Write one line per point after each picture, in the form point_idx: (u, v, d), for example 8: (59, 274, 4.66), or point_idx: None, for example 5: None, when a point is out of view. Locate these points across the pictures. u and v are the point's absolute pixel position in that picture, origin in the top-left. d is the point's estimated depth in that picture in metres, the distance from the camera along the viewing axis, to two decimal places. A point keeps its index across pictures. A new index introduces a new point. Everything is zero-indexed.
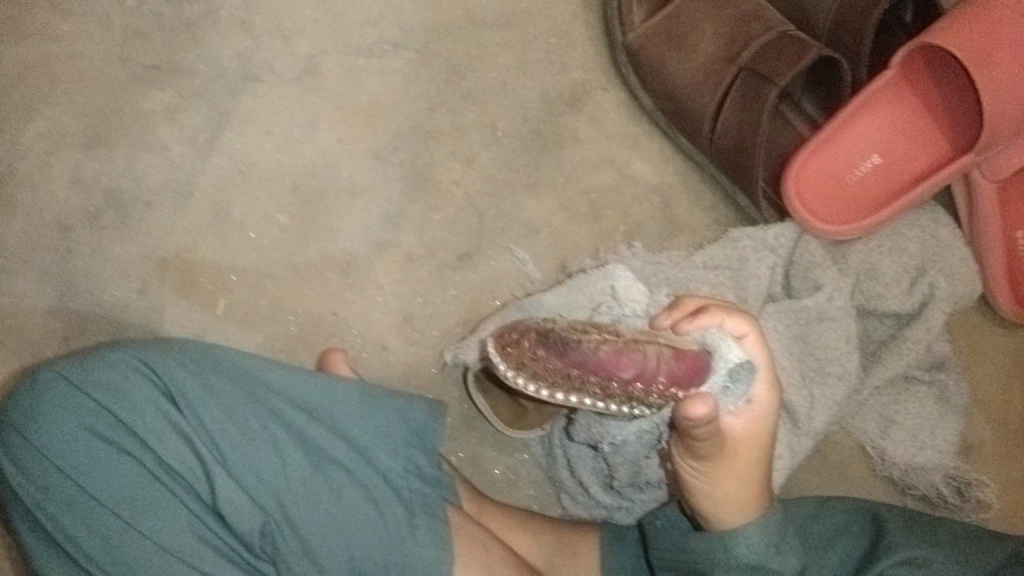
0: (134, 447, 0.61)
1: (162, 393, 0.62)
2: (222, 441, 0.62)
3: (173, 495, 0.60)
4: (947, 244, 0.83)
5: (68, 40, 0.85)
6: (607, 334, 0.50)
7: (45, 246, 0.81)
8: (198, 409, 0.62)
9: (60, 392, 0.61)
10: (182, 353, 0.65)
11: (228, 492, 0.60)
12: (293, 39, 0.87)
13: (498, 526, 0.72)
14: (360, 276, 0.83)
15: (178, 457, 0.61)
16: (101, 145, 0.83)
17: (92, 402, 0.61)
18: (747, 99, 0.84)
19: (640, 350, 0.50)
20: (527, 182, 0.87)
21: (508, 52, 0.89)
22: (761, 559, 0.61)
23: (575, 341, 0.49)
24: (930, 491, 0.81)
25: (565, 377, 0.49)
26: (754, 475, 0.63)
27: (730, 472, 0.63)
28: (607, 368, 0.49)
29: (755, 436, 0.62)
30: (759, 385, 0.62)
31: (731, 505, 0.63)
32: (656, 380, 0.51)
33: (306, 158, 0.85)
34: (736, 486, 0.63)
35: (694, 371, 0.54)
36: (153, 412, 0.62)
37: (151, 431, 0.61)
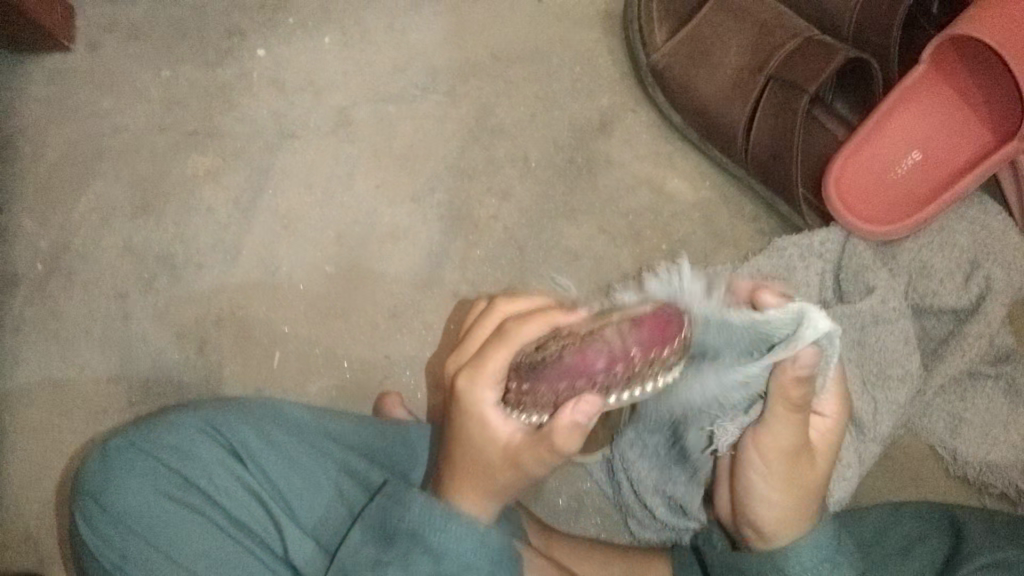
0: (204, 506, 0.62)
1: (227, 450, 0.64)
2: (289, 492, 0.63)
3: (245, 550, 0.61)
4: (1001, 234, 0.81)
5: (110, 116, 0.88)
6: (567, 339, 0.51)
7: (104, 316, 0.84)
8: (264, 463, 0.64)
9: (131, 458, 0.63)
10: (243, 411, 0.66)
11: (297, 543, 0.61)
12: (324, 93, 0.89)
13: (570, 560, 0.71)
14: (408, 318, 0.84)
15: (247, 513, 0.62)
16: (150, 213, 0.86)
17: (162, 465, 0.63)
18: (778, 107, 0.83)
19: (599, 336, 0.49)
20: (565, 210, 0.87)
21: (534, 84, 0.90)
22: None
23: (542, 364, 0.51)
24: (1010, 489, 0.77)
25: (559, 395, 0.51)
26: (809, 488, 0.61)
27: (788, 480, 0.60)
28: (582, 371, 0.49)
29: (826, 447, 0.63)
30: (830, 397, 0.63)
31: (784, 518, 0.60)
32: (633, 356, 0.49)
33: (346, 207, 0.87)
34: (791, 497, 0.60)
35: (663, 329, 0.49)
36: (221, 470, 0.63)
37: (221, 488, 0.63)
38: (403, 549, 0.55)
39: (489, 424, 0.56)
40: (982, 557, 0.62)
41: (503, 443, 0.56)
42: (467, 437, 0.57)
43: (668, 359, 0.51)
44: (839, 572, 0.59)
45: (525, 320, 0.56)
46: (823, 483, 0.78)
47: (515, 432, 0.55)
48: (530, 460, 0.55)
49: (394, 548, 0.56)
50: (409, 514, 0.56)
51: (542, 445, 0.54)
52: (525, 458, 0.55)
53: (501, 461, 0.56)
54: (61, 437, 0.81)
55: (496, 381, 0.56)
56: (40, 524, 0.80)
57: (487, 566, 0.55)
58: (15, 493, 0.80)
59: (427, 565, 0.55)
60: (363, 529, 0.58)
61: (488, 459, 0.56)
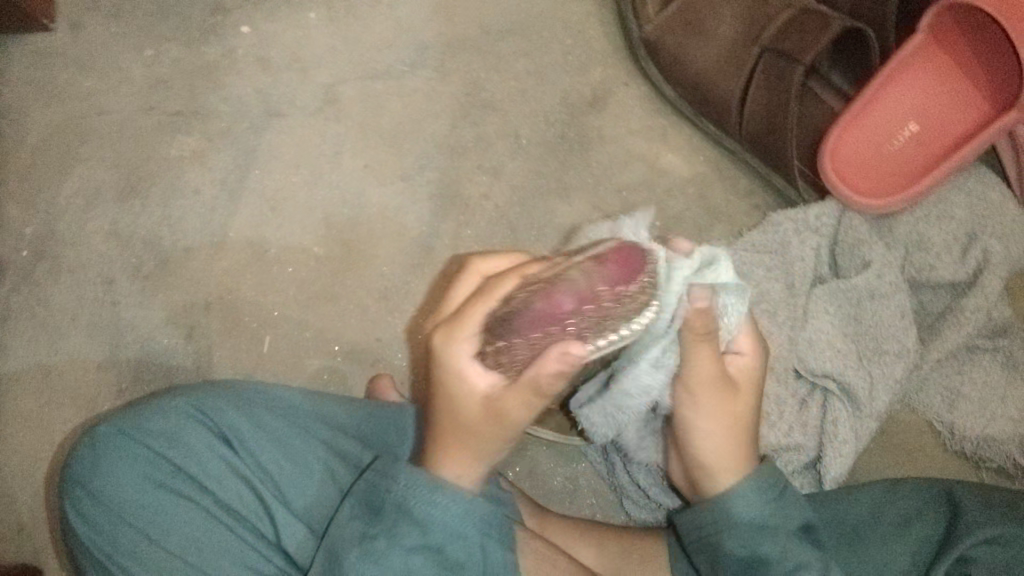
0: (194, 493, 0.61)
1: (216, 436, 0.63)
2: (280, 478, 0.63)
3: (237, 535, 0.60)
4: (998, 205, 0.80)
5: (93, 97, 0.86)
6: (533, 287, 0.51)
7: (92, 302, 0.83)
8: (255, 449, 0.63)
9: (119, 446, 0.62)
10: (232, 395, 0.65)
11: (289, 528, 0.61)
12: (311, 70, 0.87)
13: (564, 539, 0.71)
14: (399, 299, 0.83)
15: (237, 499, 0.62)
16: (136, 196, 0.85)
17: (150, 452, 0.62)
18: (773, 79, 0.81)
19: (566, 278, 0.49)
20: (556, 187, 0.86)
21: (524, 59, 0.88)
22: (764, 517, 0.57)
23: (510, 315, 0.50)
24: (1007, 463, 0.77)
25: (534, 346, 0.51)
26: (745, 424, 0.62)
27: (719, 413, 0.60)
28: (551, 315, 0.49)
29: (747, 384, 0.62)
30: (744, 332, 0.62)
31: (723, 457, 0.60)
32: (601, 293, 0.49)
33: (336, 188, 0.85)
34: (726, 432, 0.61)
35: (629, 266, 0.50)
36: (211, 456, 0.63)
37: (212, 475, 0.62)
38: (389, 522, 0.54)
39: (467, 379, 0.55)
40: (980, 532, 0.62)
41: (483, 398, 0.56)
42: (447, 392, 0.56)
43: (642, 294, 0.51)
44: (789, 519, 0.58)
45: (502, 276, 0.56)
46: (819, 460, 0.77)
47: (494, 382, 0.55)
48: (514, 411, 0.55)
49: (382, 521, 0.54)
50: (396, 486, 0.55)
51: (523, 394, 0.54)
52: (507, 409, 0.55)
53: (484, 417, 0.56)
54: (52, 425, 0.81)
55: (473, 335, 0.55)
56: (32, 512, 0.79)
57: (476, 536, 0.54)
58: (6, 482, 0.80)
59: (414, 536, 0.53)
60: (353, 503, 0.56)
61: (470, 415, 0.56)
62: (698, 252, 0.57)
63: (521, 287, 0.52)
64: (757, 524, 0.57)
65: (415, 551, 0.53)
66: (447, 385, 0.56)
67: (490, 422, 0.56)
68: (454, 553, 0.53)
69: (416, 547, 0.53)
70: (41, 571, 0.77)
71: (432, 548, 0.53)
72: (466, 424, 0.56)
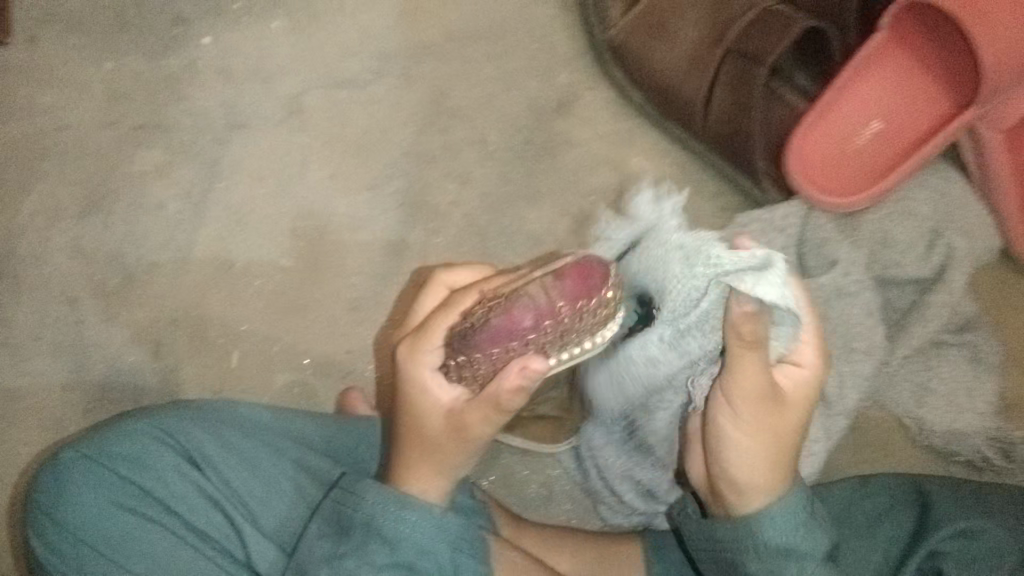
0: (162, 515, 0.61)
1: (182, 456, 0.62)
2: (249, 497, 0.62)
3: (205, 557, 0.60)
4: (961, 201, 0.81)
5: (52, 112, 0.85)
6: (490, 302, 0.52)
7: (56, 321, 0.81)
8: (222, 469, 0.62)
9: (83, 470, 0.61)
10: (197, 413, 0.64)
11: (259, 547, 0.60)
12: (274, 80, 0.86)
13: (537, 547, 0.71)
14: (369, 310, 0.83)
15: (205, 519, 0.61)
16: (98, 212, 0.84)
17: (115, 475, 0.61)
18: (736, 81, 0.81)
19: (525, 295, 0.50)
20: (525, 193, 0.86)
21: (489, 64, 0.88)
22: (790, 542, 0.58)
23: (470, 331, 0.52)
24: (975, 456, 0.78)
25: (495, 359, 0.53)
26: (788, 442, 0.60)
27: (761, 431, 0.59)
28: (510, 332, 0.50)
29: (798, 397, 0.60)
30: (806, 343, 0.60)
31: (761, 473, 0.59)
32: (559, 309, 0.50)
33: (302, 198, 0.85)
34: (766, 449, 0.59)
35: (589, 279, 0.50)
36: (177, 477, 0.62)
37: (179, 497, 0.61)
38: (358, 540, 0.55)
39: (430, 390, 0.58)
40: (952, 526, 0.63)
41: (446, 408, 0.58)
42: (412, 406, 0.58)
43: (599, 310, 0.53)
44: (814, 542, 0.58)
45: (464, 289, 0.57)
46: (791, 459, 0.78)
47: (457, 396, 0.57)
48: (475, 422, 0.57)
49: (349, 540, 0.55)
50: (363, 505, 0.56)
51: (484, 407, 0.56)
52: (469, 420, 0.57)
53: (447, 428, 0.58)
54: (18, 447, 0.79)
55: (436, 348, 0.57)
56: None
57: (445, 551, 0.55)
58: None
59: (383, 554, 0.54)
60: (320, 523, 0.57)
61: (433, 426, 0.58)
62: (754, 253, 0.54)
63: (478, 302, 0.54)
64: (781, 548, 0.57)
65: (385, 568, 0.54)
66: (412, 396, 0.58)
67: (452, 435, 0.58)
68: (425, 568, 0.55)
69: (385, 565, 0.54)
70: None
71: (402, 565, 0.54)
72: (430, 435, 0.58)
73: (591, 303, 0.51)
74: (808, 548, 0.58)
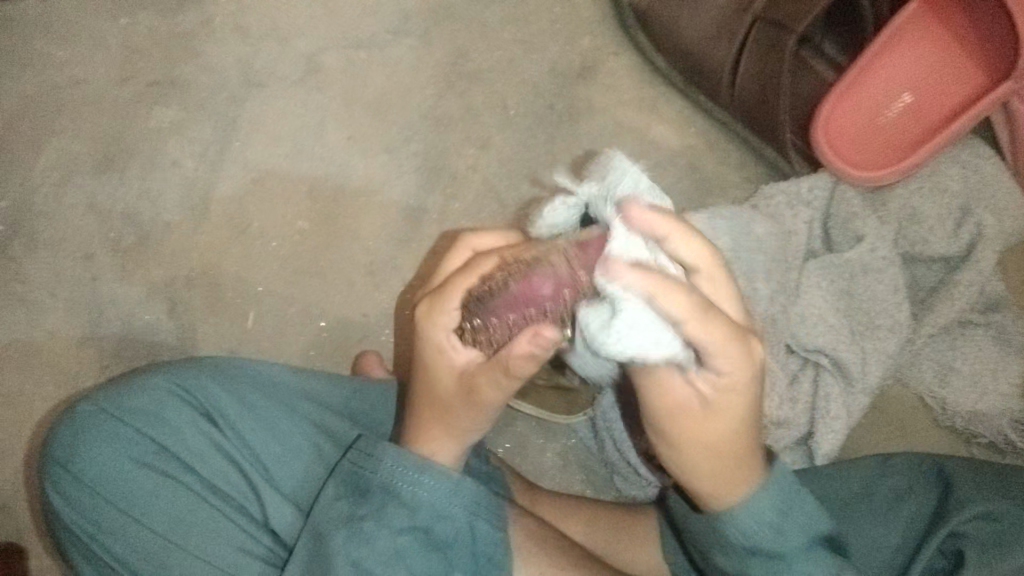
0: (179, 472, 0.61)
1: (201, 414, 0.62)
2: (267, 458, 0.62)
3: (223, 513, 0.60)
4: (993, 178, 0.79)
5: (68, 67, 0.84)
6: (511, 267, 0.51)
7: (70, 278, 0.81)
8: (242, 428, 0.62)
9: (102, 426, 0.61)
10: (216, 371, 0.64)
11: (277, 507, 0.60)
12: (292, 39, 0.85)
13: (549, 513, 0.70)
14: (386, 274, 0.82)
15: (223, 477, 0.61)
16: (114, 169, 0.82)
17: (134, 431, 0.61)
18: (765, 50, 0.80)
19: (547, 263, 0.49)
20: (545, 159, 0.84)
21: (511, 28, 0.86)
22: (758, 541, 0.53)
23: (488, 295, 0.51)
24: (998, 438, 0.76)
25: (510, 327, 0.51)
26: (726, 449, 0.53)
27: (689, 439, 0.53)
28: (527, 297, 0.49)
29: (724, 406, 0.52)
30: (721, 357, 0.49)
31: (703, 482, 0.54)
32: (582, 279, 0.49)
33: (319, 159, 0.83)
34: (701, 461, 0.53)
35: (609, 254, 0.49)
36: (196, 434, 0.62)
37: (197, 455, 0.61)
38: (377, 504, 0.55)
39: (445, 351, 0.57)
40: (970, 509, 0.61)
41: (459, 369, 0.57)
42: (428, 366, 0.58)
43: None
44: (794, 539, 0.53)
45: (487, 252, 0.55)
46: (811, 436, 0.77)
47: (473, 357, 0.57)
48: (488, 388, 0.56)
49: (368, 503, 0.55)
50: (382, 467, 0.56)
51: (495, 370, 0.55)
52: (480, 384, 0.56)
53: (458, 390, 0.57)
54: (31, 404, 0.79)
55: (452, 311, 0.55)
56: (12, 492, 0.78)
57: (463, 517, 0.55)
58: None
59: (403, 517, 0.54)
60: (337, 483, 0.56)
61: (444, 389, 0.58)
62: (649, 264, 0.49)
63: (500, 267, 0.52)
64: (751, 548, 0.53)
65: (404, 532, 0.54)
66: (427, 358, 0.58)
67: (463, 399, 0.57)
68: (443, 533, 0.54)
69: (405, 527, 0.54)
70: (24, 551, 0.76)
71: (421, 529, 0.54)
72: (441, 395, 0.58)
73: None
74: (779, 548, 0.53)
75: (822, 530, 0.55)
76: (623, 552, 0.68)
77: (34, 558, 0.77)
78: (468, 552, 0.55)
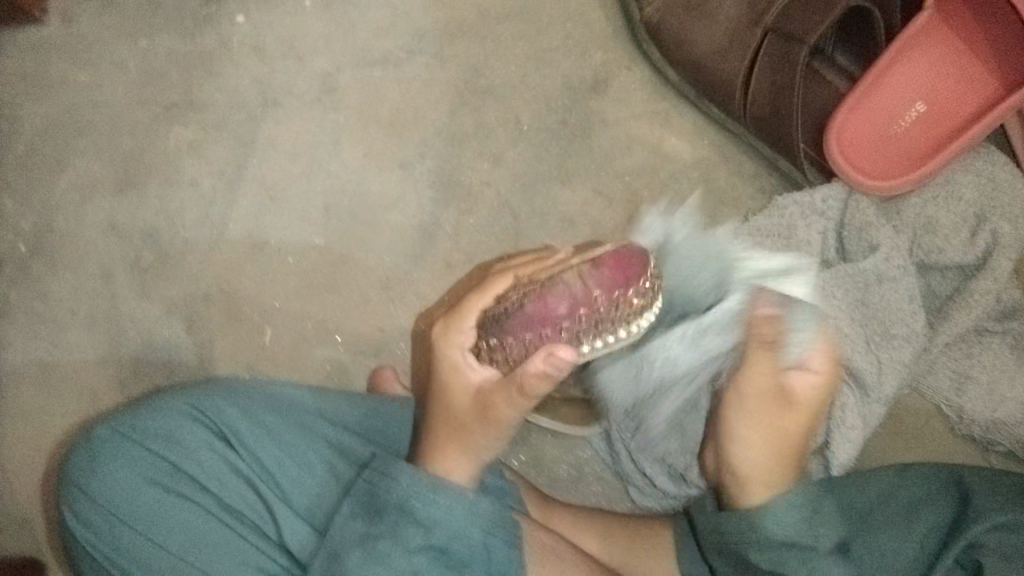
0: (194, 492, 0.62)
1: (216, 435, 0.63)
2: (281, 476, 0.62)
3: (238, 535, 0.61)
4: (1008, 185, 0.79)
5: (88, 89, 0.85)
6: (526, 288, 0.53)
7: (92, 296, 0.82)
8: (256, 448, 0.63)
9: (118, 446, 0.62)
10: (230, 392, 0.65)
11: (292, 527, 0.61)
12: (308, 58, 0.86)
13: (566, 527, 0.70)
14: (401, 289, 0.83)
15: (238, 497, 0.62)
16: (133, 189, 0.84)
17: (149, 452, 0.62)
18: (778, 60, 0.80)
19: (562, 282, 0.51)
20: (557, 173, 0.85)
21: (524, 43, 0.86)
22: (794, 536, 0.58)
23: (506, 315, 0.53)
24: (1017, 447, 0.76)
25: (527, 344, 0.53)
26: (792, 447, 0.61)
27: (767, 428, 0.61)
28: (544, 316, 0.51)
29: (807, 405, 0.60)
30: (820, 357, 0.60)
31: (759, 472, 0.61)
32: (595, 298, 0.50)
33: (335, 177, 0.84)
34: (769, 451, 0.61)
35: (627, 269, 0.50)
36: (211, 455, 0.63)
37: (211, 474, 0.62)
38: (391, 523, 0.55)
39: (462, 370, 0.59)
40: (991, 517, 0.61)
41: (474, 387, 0.59)
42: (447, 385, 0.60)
43: (637, 301, 0.52)
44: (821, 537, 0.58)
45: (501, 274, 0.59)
46: (827, 446, 0.77)
47: (487, 376, 0.58)
48: (503, 407, 0.58)
49: (383, 523, 0.55)
50: (396, 487, 0.56)
51: (509, 389, 0.56)
52: (495, 401, 0.58)
53: (474, 409, 0.59)
54: (53, 421, 0.80)
55: (468, 329, 0.58)
56: (35, 508, 0.79)
57: (478, 535, 0.56)
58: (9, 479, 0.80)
59: (418, 536, 0.55)
60: (352, 503, 0.57)
61: (461, 407, 0.59)
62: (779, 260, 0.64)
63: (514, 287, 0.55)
64: (786, 541, 0.58)
65: (420, 552, 0.55)
66: (443, 378, 0.60)
67: (479, 417, 0.59)
68: (458, 552, 0.55)
69: (420, 547, 0.55)
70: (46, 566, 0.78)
71: (436, 548, 0.55)
72: (456, 412, 0.59)
73: (630, 293, 0.51)
74: (812, 541, 0.57)
75: (838, 542, 0.59)
76: (642, 566, 0.68)
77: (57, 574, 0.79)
78: (483, 571, 0.56)
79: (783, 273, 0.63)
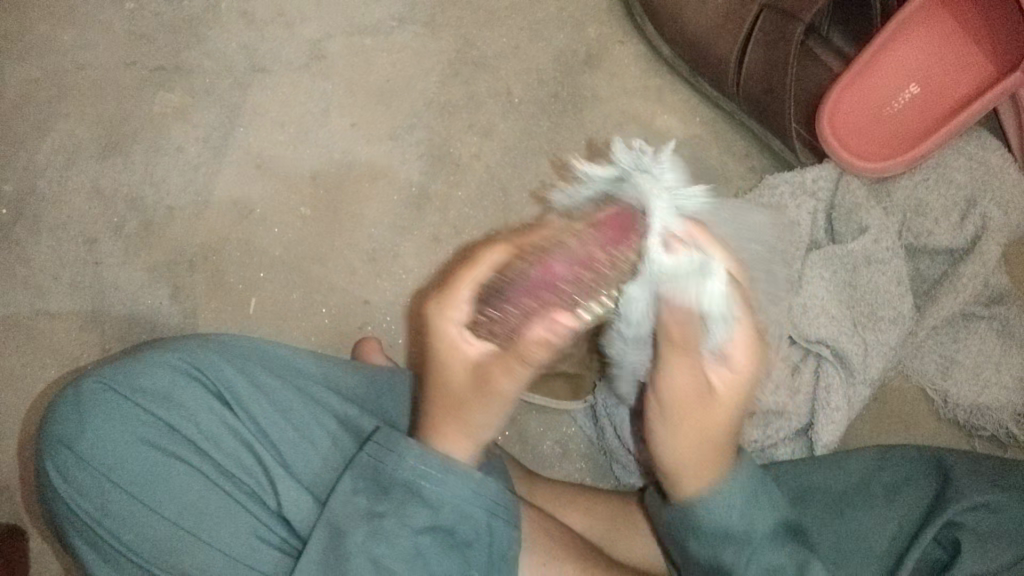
0: (190, 454, 0.61)
1: (214, 395, 0.63)
2: (280, 442, 0.62)
3: (236, 502, 0.60)
4: (998, 170, 0.79)
5: (73, 51, 0.84)
6: (525, 255, 0.52)
7: (73, 262, 0.81)
8: (255, 412, 0.62)
9: (110, 401, 0.62)
10: (228, 351, 0.65)
11: (292, 495, 0.60)
12: (297, 25, 0.85)
13: (550, 504, 0.70)
14: (387, 262, 0.82)
15: (236, 461, 0.61)
16: (118, 154, 0.83)
17: (142, 411, 0.62)
18: (771, 37, 0.79)
19: (559, 246, 0.52)
20: (547, 148, 0.84)
21: (518, 15, 0.85)
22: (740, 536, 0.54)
23: (505, 283, 0.52)
24: (998, 431, 0.77)
25: (527, 314, 0.51)
26: (719, 445, 0.56)
27: (691, 432, 0.56)
28: (543, 282, 0.51)
29: (738, 393, 0.56)
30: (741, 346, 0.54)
31: (691, 472, 0.57)
32: (593, 258, 0.52)
33: (322, 147, 0.83)
34: (702, 454, 0.56)
35: (623, 229, 0.53)
36: (209, 415, 0.62)
37: (211, 436, 0.62)
38: (397, 501, 0.54)
39: (456, 345, 0.55)
40: (966, 499, 0.60)
41: (471, 362, 0.55)
42: (441, 362, 0.56)
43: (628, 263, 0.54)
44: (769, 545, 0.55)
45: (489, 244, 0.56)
46: (811, 427, 0.77)
47: (485, 349, 0.54)
48: (503, 379, 0.54)
49: (389, 500, 0.54)
50: (403, 465, 0.55)
51: (511, 362, 0.53)
52: (494, 376, 0.54)
53: (473, 385, 0.55)
54: (34, 386, 0.79)
55: (463, 302, 0.54)
56: (13, 474, 0.79)
57: (482, 516, 0.56)
58: None
59: (424, 516, 0.54)
60: (355, 478, 0.56)
61: (458, 382, 0.56)
62: (695, 251, 0.54)
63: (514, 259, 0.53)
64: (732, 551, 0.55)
65: (423, 531, 0.54)
66: (436, 355, 0.56)
67: (477, 390, 0.55)
68: (463, 534, 0.55)
69: (425, 527, 0.54)
70: (25, 532, 0.77)
71: (442, 528, 0.55)
72: (454, 389, 0.56)
73: (621, 255, 0.53)
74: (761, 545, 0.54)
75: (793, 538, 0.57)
76: (621, 545, 0.69)
77: (35, 541, 0.78)
78: (485, 552, 0.56)
79: (702, 273, 0.54)
